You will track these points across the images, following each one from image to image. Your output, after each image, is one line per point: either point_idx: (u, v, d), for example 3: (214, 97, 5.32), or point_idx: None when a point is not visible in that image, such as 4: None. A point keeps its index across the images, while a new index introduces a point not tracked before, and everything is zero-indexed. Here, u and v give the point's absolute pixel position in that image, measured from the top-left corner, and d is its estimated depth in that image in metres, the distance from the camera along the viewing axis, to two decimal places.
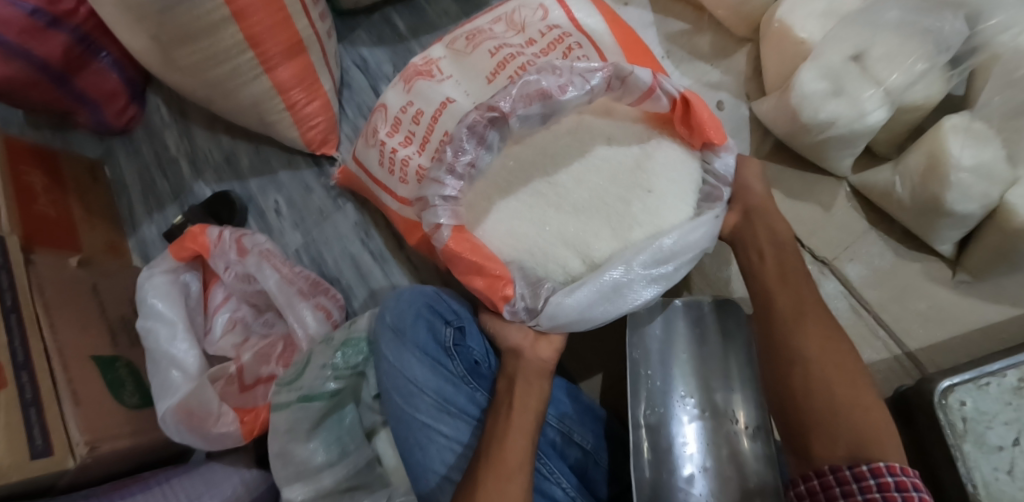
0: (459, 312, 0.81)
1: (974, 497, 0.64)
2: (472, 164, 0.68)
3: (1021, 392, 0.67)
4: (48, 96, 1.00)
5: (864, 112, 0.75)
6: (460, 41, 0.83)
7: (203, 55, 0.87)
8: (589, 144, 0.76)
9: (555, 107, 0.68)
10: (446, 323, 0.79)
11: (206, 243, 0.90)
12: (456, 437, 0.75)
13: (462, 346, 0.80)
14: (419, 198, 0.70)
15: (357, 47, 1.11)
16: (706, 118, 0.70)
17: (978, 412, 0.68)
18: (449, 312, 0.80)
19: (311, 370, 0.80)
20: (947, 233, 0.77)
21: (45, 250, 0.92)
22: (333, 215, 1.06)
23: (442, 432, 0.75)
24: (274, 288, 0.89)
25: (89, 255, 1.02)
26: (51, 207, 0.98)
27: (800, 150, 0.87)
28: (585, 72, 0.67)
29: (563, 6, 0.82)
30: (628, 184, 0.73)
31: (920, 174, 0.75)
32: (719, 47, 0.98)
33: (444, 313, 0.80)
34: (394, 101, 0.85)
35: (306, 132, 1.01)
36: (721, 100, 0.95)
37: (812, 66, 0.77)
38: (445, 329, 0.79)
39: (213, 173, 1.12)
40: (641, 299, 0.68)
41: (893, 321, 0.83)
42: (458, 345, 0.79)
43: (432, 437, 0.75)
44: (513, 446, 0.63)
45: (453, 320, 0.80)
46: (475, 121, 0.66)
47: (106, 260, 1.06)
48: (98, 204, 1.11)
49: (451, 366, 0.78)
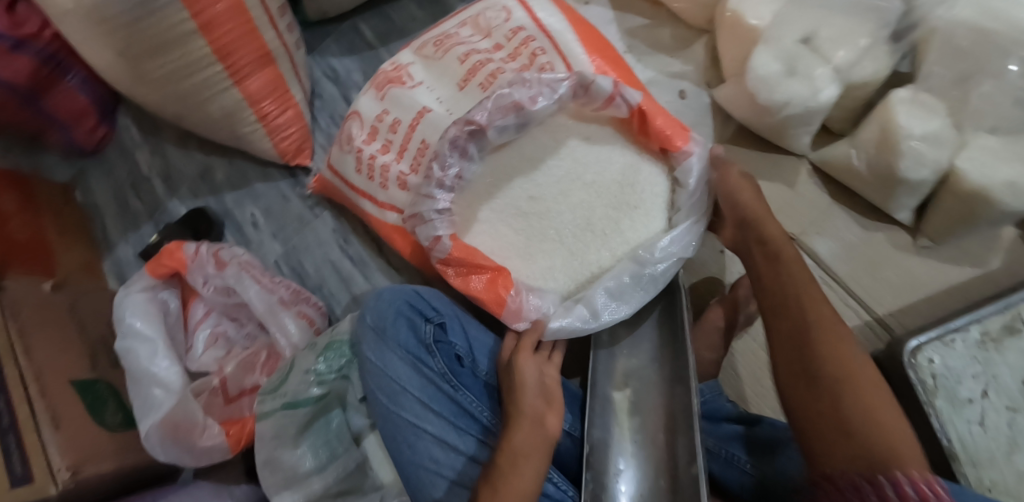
0: (443, 309, 0.86)
1: (950, 451, 0.70)
2: (458, 176, 0.83)
3: (984, 345, 0.73)
4: (15, 115, 0.99)
5: (817, 90, 0.80)
6: (428, 47, 0.93)
7: (172, 69, 0.87)
8: (563, 139, 0.90)
9: (527, 116, 0.85)
10: (426, 320, 0.84)
11: (183, 259, 0.96)
12: (442, 434, 0.79)
13: (443, 342, 0.85)
14: (414, 215, 0.83)
15: (326, 57, 1.10)
16: (662, 126, 0.85)
17: (946, 368, 0.73)
18: (430, 308, 0.85)
19: (294, 376, 0.87)
20: (905, 200, 0.81)
21: (17, 277, 0.93)
22: (312, 224, 1.06)
23: (428, 429, 0.79)
24: (254, 298, 0.94)
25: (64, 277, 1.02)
26: (22, 230, 0.99)
27: (762, 132, 0.90)
28: (552, 82, 0.84)
29: (526, 9, 0.92)
30: (603, 194, 0.87)
31: (875, 146, 0.79)
32: (678, 38, 0.98)
33: (425, 309, 0.85)
34: (368, 108, 0.92)
35: (279, 143, 1.02)
36: (683, 89, 0.96)
37: (766, 49, 0.82)
38: (426, 327, 0.84)
39: (188, 190, 1.11)
40: (634, 303, 0.80)
41: (863, 290, 0.84)
42: (440, 342, 0.84)
43: (419, 434, 0.79)
44: (521, 427, 0.70)
45: (435, 316, 0.85)
46: (456, 134, 0.81)
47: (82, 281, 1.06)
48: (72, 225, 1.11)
49: (431, 363, 0.83)
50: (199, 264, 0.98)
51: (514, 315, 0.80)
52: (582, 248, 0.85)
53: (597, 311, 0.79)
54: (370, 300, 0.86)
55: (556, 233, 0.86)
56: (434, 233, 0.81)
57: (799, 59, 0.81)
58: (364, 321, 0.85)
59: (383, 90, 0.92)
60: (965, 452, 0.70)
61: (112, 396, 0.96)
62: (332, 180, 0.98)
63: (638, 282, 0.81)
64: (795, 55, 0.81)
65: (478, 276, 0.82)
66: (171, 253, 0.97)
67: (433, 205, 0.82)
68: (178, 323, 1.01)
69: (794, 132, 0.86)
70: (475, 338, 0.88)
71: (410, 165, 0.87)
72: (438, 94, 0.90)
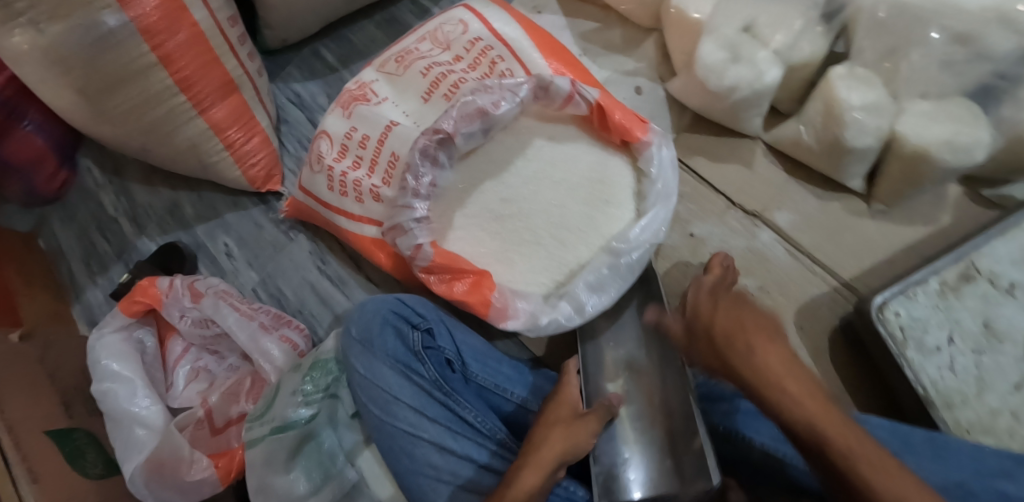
0: (429, 315, 0.86)
1: (926, 397, 0.73)
2: (432, 183, 0.85)
3: (943, 293, 0.77)
4: None
5: (761, 73, 0.84)
6: (390, 64, 0.95)
7: (134, 103, 0.87)
8: (528, 140, 0.93)
9: (492, 121, 0.87)
10: (412, 326, 0.84)
11: (156, 294, 0.96)
12: (439, 439, 0.78)
13: (432, 347, 0.84)
14: (393, 227, 0.84)
15: (289, 83, 1.12)
16: (623, 118, 0.87)
17: (911, 319, 0.77)
18: (416, 314, 0.85)
19: (280, 399, 0.87)
20: (854, 167, 0.86)
21: None
22: (287, 247, 1.06)
23: (424, 436, 0.79)
24: (234, 326, 0.93)
25: (32, 327, 0.99)
26: None
27: (716, 117, 0.94)
28: (512, 87, 0.87)
29: (482, 20, 0.96)
30: (574, 190, 0.89)
31: (821, 120, 0.84)
32: (629, 38, 1.03)
33: (410, 316, 0.84)
34: (335, 127, 0.93)
35: (248, 170, 1.02)
36: (639, 85, 1.00)
37: (710, 39, 0.86)
38: (412, 333, 0.84)
39: (157, 227, 1.10)
40: (613, 291, 0.82)
41: (827, 257, 0.88)
42: (429, 348, 0.84)
43: (415, 441, 0.79)
44: (548, 448, 0.68)
45: (421, 321, 0.85)
46: (426, 144, 0.83)
47: (51, 329, 1.03)
48: (38, 273, 1.08)
49: (421, 368, 0.82)
50: (172, 299, 0.96)
51: (500, 314, 0.81)
52: (560, 244, 0.87)
53: (581, 303, 0.81)
54: (354, 313, 0.87)
55: (532, 233, 0.87)
56: (414, 243, 0.82)
57: (741, 45, 0.86)
58: (349, 335, 0.86)
59: (349, 108, 0.93)
60: (939, 396, 0.74)
61: (91, 446, 0.93)
62: (305, 201, 0.98)
63: (616, 273, 0.82)
64: (737, 43, 0.86)
65: (461, 280, 0.82)
66: (144, 289, 0.96)
67: (412, 214, 0.83)
68: (156, 361, 0.99)
69: (746, 115, 0.90)
70: (465, 340, 0.87)
71: (382, 178, 0.88)
72: (403, 108, 0.92)
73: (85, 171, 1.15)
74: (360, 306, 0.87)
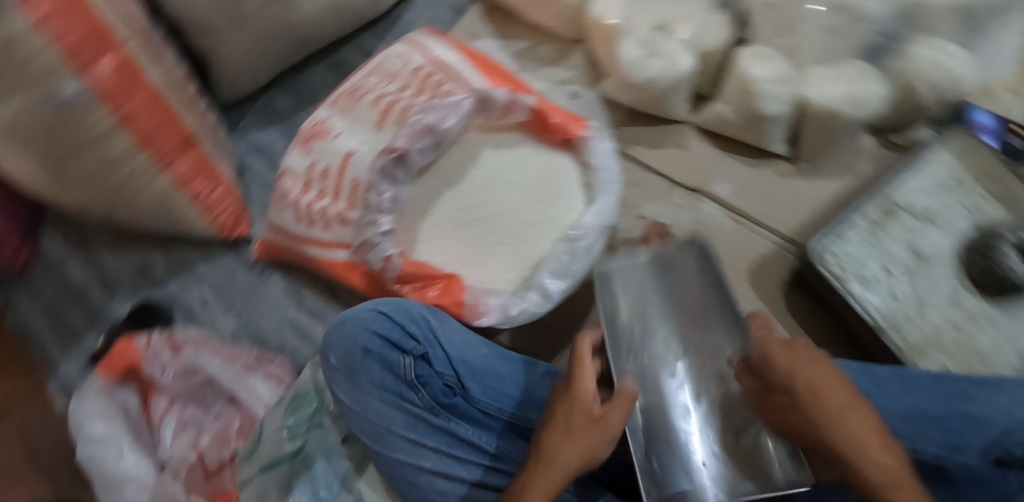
0: (421, 334, 0.80)
1: (876, 325, 0.80)
2: (393, 199, 0.91)
3: (873, 229, 0.85)
4: None
5: (675, 62, 0.93)
6: (342, 99, 1.01)
7: (97, 165, 0.89)
8: (479, 150, 0.98)
9: (442, 135, 0.92)
10: (400, 349, 0.79)
11: (136, 352, 0.96)
12: (439, 466, 0.78)
13: (425, 370, 0.79)
14: (363, 243, 0.90)
15: (246, 134, 1.17)
16: (562, 119, 0.95)
17: (850, 257, 0.84)
18: (403, 333, 0.80)
19: (267, 438, 0.87)
20: (774, 133, 0.95)
21: None
22: (263, 289, 1.09)
23: (424, 466, 0.78)
24: (218, 370, 0.98)
25: None
26: None
27: (647, 109, 1.02)
28: (455, 103, 0.93)
29: (421, 51, 1.04)
30: (529, 190, 0.95)
31: (736, 97, 0.94)
32: (560, 50, 1.13)
33: (399, 337, 0.79)
34: (297, 163, 0.99)
35: (215, 219, 1.06)
36: (575, 90, 1.09)
37: (628, 39, 0.96)
38: (401, 359, 0.79)
39: (130, 288, 1.10)
40: (575, 275, 0.88)
41: (767, 218, 0.96)
42: (421, 371, 0.79)
43: (416, 472, 0.78)
44: (560, 467, 0.63)
45: (410, 341, 0.79)
46: (383, 164, 0.90)
47: None
48: None
49: (413, 395, 0.79)
50: (154, 354, 0.97)
51: (474, 312, 0.86)
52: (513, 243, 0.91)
53: (548, 289, 0.87)
54: (333, 338, 0.83)
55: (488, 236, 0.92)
56: (384, 254, 0.88)
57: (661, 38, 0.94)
58: (331, 364, 0.82)
59: (308, 145, 0.99)
60: (888, 322, 0.80)
61: None
62: (274, 239, 1.02)
63: (576, 256, 0.88)
64: (652, 38, 0.96)
65: (433, 286, 0.88)
66: (121, 349, 0.97)
67: (378, 229, 0.89)
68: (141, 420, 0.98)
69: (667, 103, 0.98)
70: (461, 354, 0.81)
71: (347, 203, 0.93)
72: (358, 137, 0.97)
73: (47, 244, 1.14)
74: (341, 323, 0.83)
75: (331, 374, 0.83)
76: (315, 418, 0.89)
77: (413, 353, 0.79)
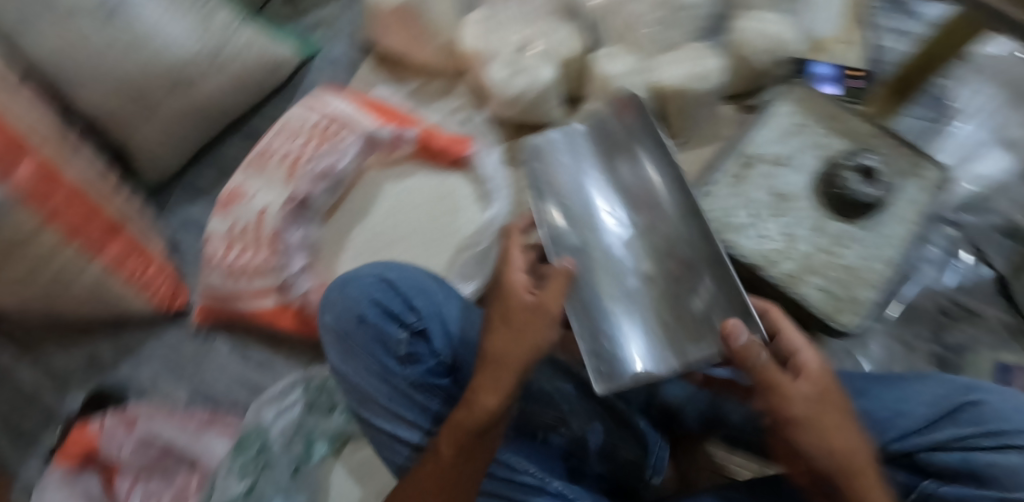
0: (421, 305, 0.87)
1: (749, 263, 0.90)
2: (303, 239, 1.04)
3: (736, 180, 0.95)
4: None
5: (537, 76, 1.04)
6: (253, 161, 1.07)
7: (29, 265, 0.94)
8: (379, 182, 1.10)
9: (337, 176, 1.05)
10: (398, 320, 0.86)
11: (90, 436, 1.00)
12: (411, 435, 0.85)
13: (421, 345, 0.86)
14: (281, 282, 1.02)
15: (175, 214, 1.24)
16: (445, 143, 1.09)
17: (720, 209, 0.94)
18: (403, 307, 0.87)
19: (216, 486, 0.98)
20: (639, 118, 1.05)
21: None
22: (210, 354, 1.13)
23: (399, 435, 0.85)
24: (173, 435, 1.03)
25: None
26: None
27: (527, 120, 1.13)
28: (344, 146, 1.05)
29: (321, 101, 1.11)
30: (424, 206, 1.08)
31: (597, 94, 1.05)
32: (447, 83, 1.24)
33: (396, 308, 0.86)
34: (218, 228, 1.05)
35: (153, 296, 1.11)
36: (465, 116, 1.20)
37: (495, 63, 1.07)
38: (398, 333, 0.85)
39: (81, 380, 1.15)
40: (473, 274, 1.03)
41: None
42: (415, 345, 0.86)
43: (391, 444, 0.86)
44: (513, 355, 0.70)
45: (405, 314, 0.87)
46: (288, 211, 1.01)
47: None
48: None
49: (400, 368, 0.85)
50: (108, 431, 1.02)
51: None
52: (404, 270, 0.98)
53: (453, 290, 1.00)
54: (338, 303, 0.89)
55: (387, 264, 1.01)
56: (303, 290, 1.02)
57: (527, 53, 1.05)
58: (325, 328, 0.90)
59: (226, 209, 1.05)
60: (764, 259, 0.90)
61: None
62: (210, 303, 1.08)
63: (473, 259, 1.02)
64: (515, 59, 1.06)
65: None
66: (79, 431, 1.02)
67: (291, 270, 1.02)
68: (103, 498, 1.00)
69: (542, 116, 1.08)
70: (450, 326, 0.89)
71: (267, 254, 1.01)
72: (270, 195, 1.03)
73: None
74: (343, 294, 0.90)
75: (328, 337, 0.90)
76: (260, 457, 1.00)
77: (409, 325, 0.86)
